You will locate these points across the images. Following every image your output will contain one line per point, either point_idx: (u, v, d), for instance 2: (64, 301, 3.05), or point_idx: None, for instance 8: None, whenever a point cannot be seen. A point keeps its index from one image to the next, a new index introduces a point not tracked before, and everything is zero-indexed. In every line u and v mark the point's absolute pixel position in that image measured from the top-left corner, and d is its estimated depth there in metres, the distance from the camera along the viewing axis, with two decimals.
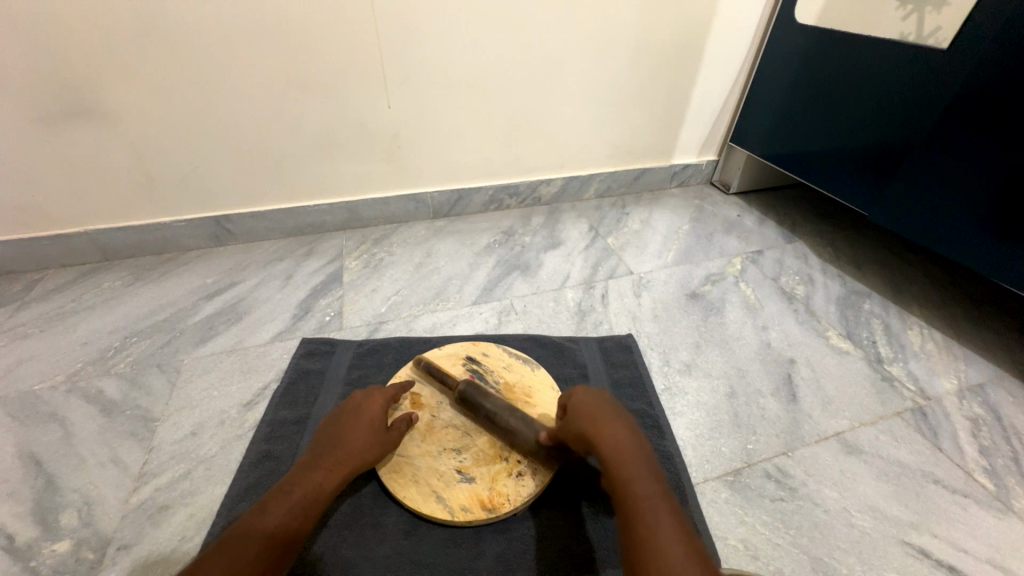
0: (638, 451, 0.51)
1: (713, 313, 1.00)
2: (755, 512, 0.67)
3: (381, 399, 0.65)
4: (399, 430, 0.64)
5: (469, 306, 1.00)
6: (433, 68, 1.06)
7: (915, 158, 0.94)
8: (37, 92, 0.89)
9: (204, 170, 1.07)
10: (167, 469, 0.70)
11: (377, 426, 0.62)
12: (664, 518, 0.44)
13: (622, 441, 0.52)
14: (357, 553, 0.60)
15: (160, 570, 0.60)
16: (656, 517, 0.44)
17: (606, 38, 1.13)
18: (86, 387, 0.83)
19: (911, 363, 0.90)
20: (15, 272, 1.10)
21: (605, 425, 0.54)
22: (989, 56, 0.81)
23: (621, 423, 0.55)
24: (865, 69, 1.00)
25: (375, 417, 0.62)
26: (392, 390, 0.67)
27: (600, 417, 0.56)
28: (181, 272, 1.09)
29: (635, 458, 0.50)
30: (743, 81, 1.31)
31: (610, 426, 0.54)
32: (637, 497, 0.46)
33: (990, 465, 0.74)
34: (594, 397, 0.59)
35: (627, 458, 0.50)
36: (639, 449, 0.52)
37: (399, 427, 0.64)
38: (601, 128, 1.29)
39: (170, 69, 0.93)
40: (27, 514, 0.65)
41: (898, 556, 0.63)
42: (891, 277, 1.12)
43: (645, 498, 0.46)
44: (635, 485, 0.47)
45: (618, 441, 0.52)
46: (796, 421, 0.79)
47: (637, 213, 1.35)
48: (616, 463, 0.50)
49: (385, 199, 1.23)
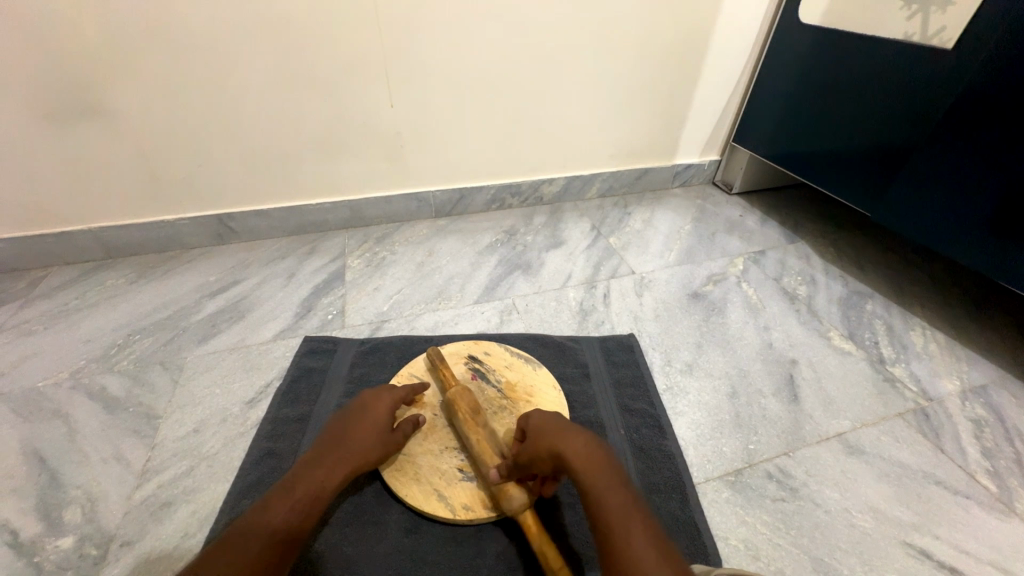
0: (603, 457, 0.51)
1: (715, 313, 1.00)
2: (756, 512, 0.67)
3: (388, 399, 0.64)
4: (403, 432, 0.64)
5: (471, 306, 1.00)
6: (435, 67, 1.06)
7: (918, 159, 0.94)
8: (40, 90, 0.90)
9: (207, 169, 1.07)
10: (170, 466, 0.71)
11: (381, 426, 0.61)
12: (636, 524, 0.45)
13: (584, 449, 0.52)
14: (358, 551, 0.60)
15: (162, 566, 0.60)
16: (630, 527, 0.44)
17: (608, 38, 1.13)
18: (89, 384, 0.83)
19: (914, 365, 0.90)
20: (18, 270, 1.10)
21: (566, 434, 0.53)
22: (993, 56, 0.81)
23: (579, 430, 0.54)
24: (869, 69, 1.00)
25: (379, 418, 0.62)
26: (399, 391, 0.67)
27: (560, 427, 0.55)
28: (184, 270, 1.09)
29: (600, 463, 0.50)
30: (745, 81, 1.31)
31: (570, 433, 0.53)
32: (608, 505, 0.46)
33: (993, 467, 0.74)
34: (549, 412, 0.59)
35: (593, 464, 0.50)
36: (603, 454, 0.52)
37: (403, 429, 0.64)
38: (603, 128, 1.29)
39: (173, 67, 0.93)
40: (29, 510, 0.66)
41: (899, 557, 0.63)
42: (893, 278, 1.11)
43: (613, 506, 0.46)
44: (604, 493, 0.47)
45: (581, 448, 0.52)
46: (797, 422, 0.79)
47: (639, 213, 1.35)
48: (582, 470, 0.50)
49: (387, 199, 1.23)
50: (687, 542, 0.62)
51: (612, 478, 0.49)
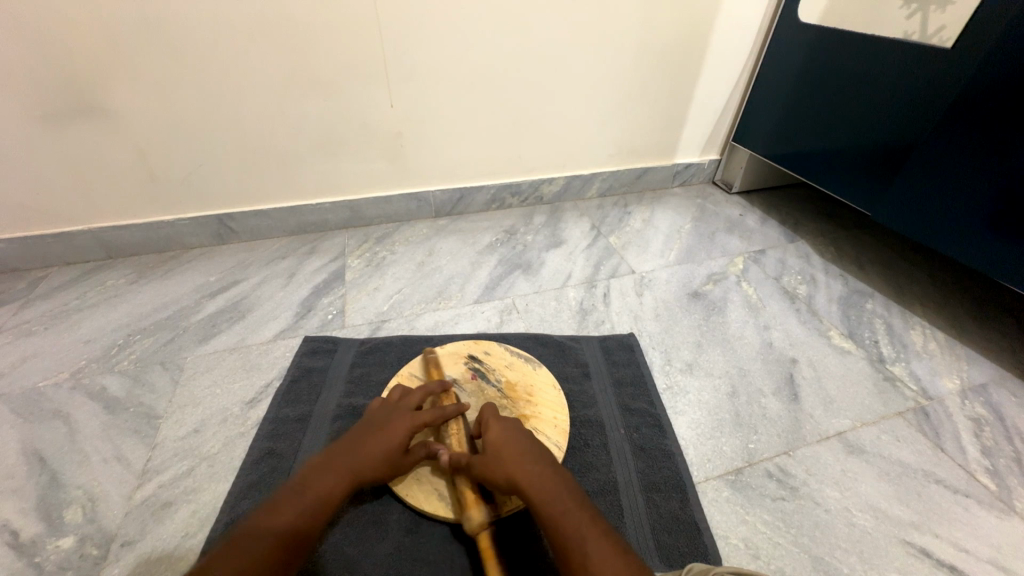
0: (557, 480, 0.52)
1: (715, 312, 1.00)
2: (756, 511, 0.67)
3: (409, 421, 0.61)
4: (416, 456, 0.61)
5: (471, 305, 1.00)
6: (434, 66, 1.06)
7: (918, 157, 0.94)
8: (43, 92, 0.90)
9: (207, 169, 1.07)
10: (170, 466, 0.71)
11: (397, 441, 0.59)
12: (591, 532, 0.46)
13: (539, 471, 0.53)
14: (358, 551, 0.60)
15: (163, 566, 0.60)
16: (584, 536, 0.46)
17: (608, 39, 1.13)
18: (89, 383, 0.83)
19: (914, 363, 0.90)
20: (19, 270, 1.10)
21: (520, 460, 0.54)
22: (994, 54, 0.81)
23: (534, 454, 0.55)
24: (869, 68, 1.00)
25: (398, 434, 0.60)
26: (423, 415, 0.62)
27: (516, 452, 0.55)
28: (184, 270, 1.09)
29: (553, 486, 0.51)
30: (745, 80, 1.31)
31: (525, 458, 0.54)
32: (566, 521, 0.48)
33: (993, 465, 0.74)
34: (507, 429, 0.59)
35: (548, 485, 0.51)
36: (557, 477, 0.52)
37: (417, 454, 0.61)
38: (603, 128, 1.29)
39: (174, 69, 0.94)
40: (30, 510, 0.66)
41: (899, 555, 0.63)
42: (892, 277, 1.12)
43: (569, 521, 0.47)
44: (559, 512, 0.49)
45: (538, 470, 0.53)
46: (797, 420, 0.79)
47: (639, 212, 1.35)
48: (537, 493, 0.51)
49: (387, 198, 1.23)
50: (687, 541, 0.62)
51: (566, 495, 0.50)
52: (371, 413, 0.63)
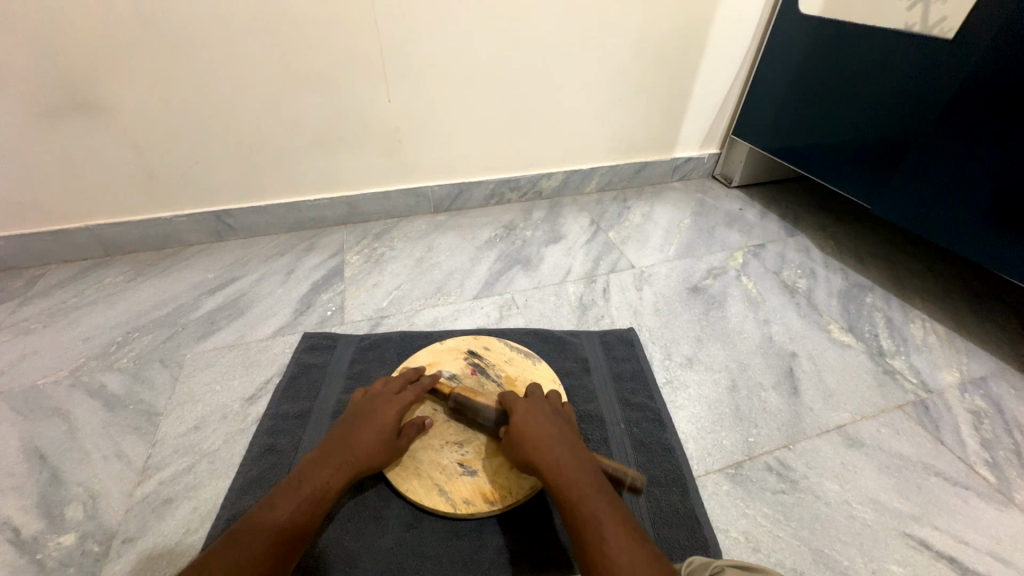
0: (580, 466, 0.52)
1: (715, 306, 1.00)
2: (756, 504, 0.67)
3: (396, 406, 0.62)
4: (409, 437, 0.63)
5: (470, 301, 1.00)
6: (431, 61, 1.05)
7: (918, 151, 0.94)
8: (38, 90, 0.89)
9: (204, 165, 1.07)
10: (171, 463, 0.71)
11: (391, 427, 0.60)
12: (614, 520, 0.46)
13: (566, 459, 0.53)
14: (359, 546, 0.60)
15: (165, 562, 0.60)
16: (608, 524, 0.46)
17: (606, 36, 1.13)
18: (88, 381, 0.83)
19: (914, 357, 0.90)
20: (18, 268, 1.10)
21: (546, 445, 0.55)
22: (992, 48, 0.80)
23: (559, 440, 0.56)
24: (870, 60, 0.99)
25: (390, 422, 0.60)
26: (409, 396, 0.64)
27: (540, 434, 0.56)
28: (183, 267, 1.09)
29: (575, 473, 0.51)
30: (745, 73, 1.30)
31: (550, 441, 0.55)
32: (588, 509, 0.48)
33: (992, 457, 0.74)
34: (535, 413, 0.59)
35: (573, 474, 0.51)
36: (582, 464, 0.53)
37: (409, 434, 0.63)
38: (602, 123, 1.29)
39: (169, 63, 0.93)
40: (31, 507, 0.66)
41: (898, 548, 0.63)
42: (892, 270, 1.11)
43: (592, 509, 0.47)
44: (583, 500, 0.49)
45: (562, 459, 0.53)
46: (797, 414, 0.79)
47: (638, 207, 1.35)
48: (563, 481, 0.51)
49: (386, 194, 1.23)
50: (688, 535, 0.62)
51: (590, 483, 0.50)
52: (355, 404, 0.63)
